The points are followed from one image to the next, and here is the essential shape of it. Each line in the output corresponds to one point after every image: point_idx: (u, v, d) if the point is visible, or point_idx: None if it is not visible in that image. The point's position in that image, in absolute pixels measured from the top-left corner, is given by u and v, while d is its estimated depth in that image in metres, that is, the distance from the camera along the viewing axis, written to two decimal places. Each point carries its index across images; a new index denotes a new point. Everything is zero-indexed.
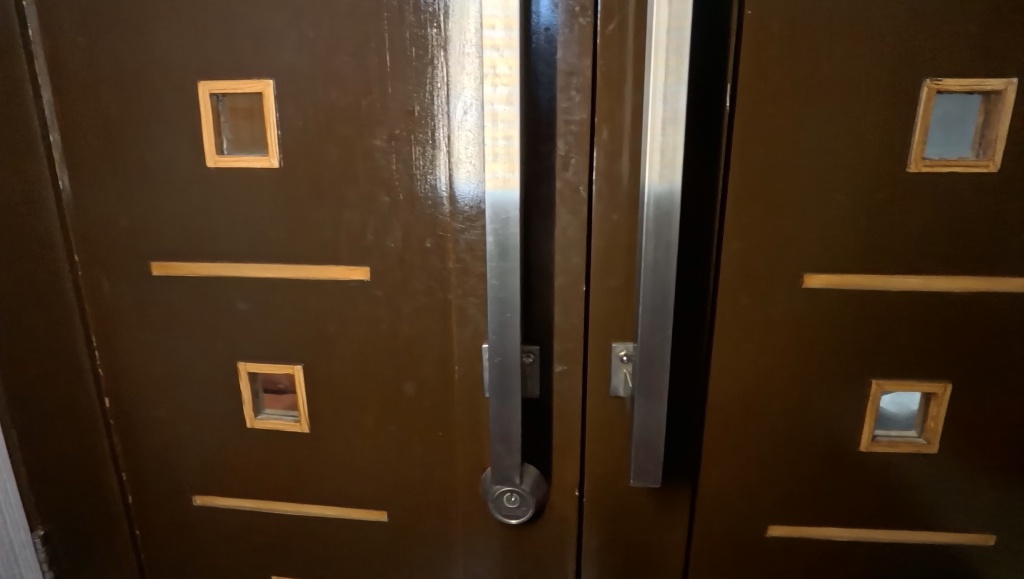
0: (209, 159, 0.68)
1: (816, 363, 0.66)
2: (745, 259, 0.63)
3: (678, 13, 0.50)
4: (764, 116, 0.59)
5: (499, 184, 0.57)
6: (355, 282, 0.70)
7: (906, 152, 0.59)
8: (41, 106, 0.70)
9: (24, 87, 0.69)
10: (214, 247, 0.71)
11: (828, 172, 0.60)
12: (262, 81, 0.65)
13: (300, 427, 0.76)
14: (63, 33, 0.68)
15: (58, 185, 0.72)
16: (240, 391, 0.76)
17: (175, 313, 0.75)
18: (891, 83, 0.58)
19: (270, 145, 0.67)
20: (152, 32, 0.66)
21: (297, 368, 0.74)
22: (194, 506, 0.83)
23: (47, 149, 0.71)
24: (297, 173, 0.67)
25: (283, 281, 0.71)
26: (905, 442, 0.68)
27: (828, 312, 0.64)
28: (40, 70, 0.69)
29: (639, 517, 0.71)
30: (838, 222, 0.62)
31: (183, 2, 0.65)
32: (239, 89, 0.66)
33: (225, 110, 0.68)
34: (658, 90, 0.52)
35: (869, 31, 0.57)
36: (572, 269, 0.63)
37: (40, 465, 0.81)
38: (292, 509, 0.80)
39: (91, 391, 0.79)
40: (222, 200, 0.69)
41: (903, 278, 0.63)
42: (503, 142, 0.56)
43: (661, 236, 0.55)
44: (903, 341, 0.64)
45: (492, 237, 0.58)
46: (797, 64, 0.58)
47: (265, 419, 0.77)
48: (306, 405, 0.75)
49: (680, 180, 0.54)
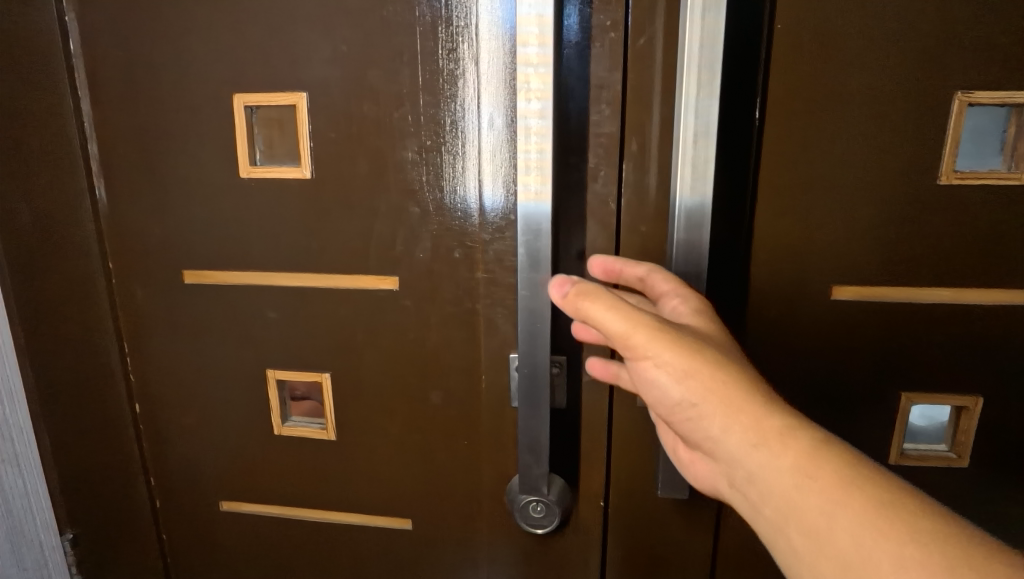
0: (243, 170, 0.70)
1: (845, 376, 0.65)
2: (773, 271, 0.63)
3: (710, 29, 0.51)
4: (794, 129, 0.60)
5: (530, 196, 0.57)
6: (384, 291, 0.70)
7: (937, 165, 0.59)
8: (80, 117, 0.72)
9: (64, 99, 0.71)
10: (246, 256, 0.72)
11: (858, 185, 0.60)
12: (295, 94, 0.66)
13: (326, 434, 0.77)
14: (104, 47, 0.70)
15: (95, 194, 0.74)
16: (268, 398, 0.77)
17: (206, 321, 0.76)
18: (922, 96, 0.58)
19: (302, 156, 0.68)
20: (190, 46, 0.68)
21: (325, 376, 0.75)
22: (220, 512, 0.84)
23: (85, 159, 0.73)
24: (329, 184, 0.68)
25: (313, 290, 0.72)
26: (935, 456, 0.67)
27: (857, 325, 0.64)
28: (80, 83, 0.71)
29: (665, 529, 0.71)
30: (868, 235, 0.62)
31: (220, 16, 0.66)
32: (274, 101, 0.67)
33: (259, 122, 0.69)
34: (690, 105, 0.52)
35: (900, 44, 0.57)
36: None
37: (72, 469, 0.83)
38: (317, 516, 0.81)
39: (122, 396, 0.80)
40: (255, 209, 0.71)
41: (933, 291, 0.63)
42: (535, 155, 0.56)
43: (691, 248, 0.56)
44: (933, 355, 0.64)
45: (523, 249, 0.59)
46: (827, 77, 0.58)
47: (292, 426, 0.78)
48: (333, 413, 0.76)
49: (711, 194, 0.55)
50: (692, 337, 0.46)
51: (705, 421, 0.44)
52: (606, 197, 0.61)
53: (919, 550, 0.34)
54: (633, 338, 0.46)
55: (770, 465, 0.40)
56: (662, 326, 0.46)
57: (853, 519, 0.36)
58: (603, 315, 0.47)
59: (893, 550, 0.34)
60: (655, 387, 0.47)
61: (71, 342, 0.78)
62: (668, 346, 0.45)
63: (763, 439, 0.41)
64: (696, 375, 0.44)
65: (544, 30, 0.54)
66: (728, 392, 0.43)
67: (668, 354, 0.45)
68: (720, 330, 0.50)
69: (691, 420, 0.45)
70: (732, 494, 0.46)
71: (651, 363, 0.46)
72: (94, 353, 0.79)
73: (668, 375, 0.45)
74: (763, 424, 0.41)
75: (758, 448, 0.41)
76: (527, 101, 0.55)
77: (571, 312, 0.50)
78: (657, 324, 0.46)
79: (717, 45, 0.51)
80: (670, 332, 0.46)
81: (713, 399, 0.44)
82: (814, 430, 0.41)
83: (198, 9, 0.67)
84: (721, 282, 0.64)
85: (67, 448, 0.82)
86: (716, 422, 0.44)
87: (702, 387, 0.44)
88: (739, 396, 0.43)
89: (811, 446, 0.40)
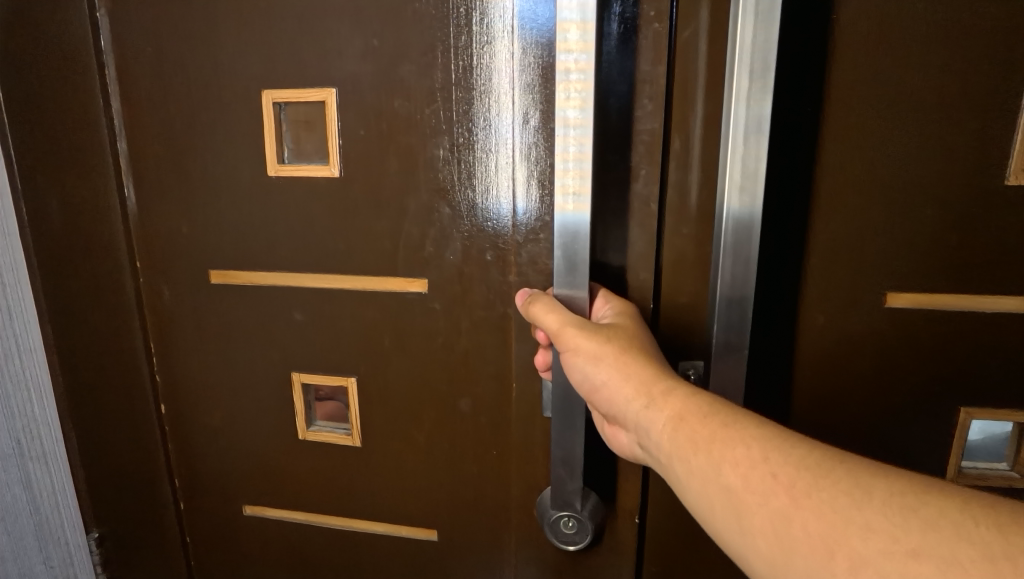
0: (271, 168, 0.68)
1: (900, 388, 0.62)
2: (822, 276, 0.60)
3: (765, 16, 0.47)
4: (849, 127, 0.56)
5: (568, 206, 0.55)
6: (413, 294, 0.69)
7: (1006, 162, 0.55)
8: (111, 115, 0.71)
9: (94, 97, 0.70)
10: (273, 256, 0.71)
11: (918, 185, 0.57)
12: (325, 90, 0.65)
13: (351, 440, 0.75)
14: (135, 44, 0.69)
15: (124, 193, 0.73)
16: (293, 403, 0.76)
17: (232, 322, 0.75)
18: (991, 90, 0.54)
19: (331, 154, 0.66)
20: (220, 42, 0.66)
21: (351, 381, 0.73)
22: (244, 516, 0.83)
23: (115, 158, 0.72)
24: (358, 183, 0.66)
25: (341, 292, 0.70)
26: (996, 476, 0.63)
27: (913, 335, 0.60)
28: (111, 80, 0.71)
29: (702, 547, 0.67)
30: (928, 239, 0.58)
31: (250, 12, 0.65)
32: (303, 98, 0.65)
33: (287, 119, 0.68)
34: (741, 104, 0.49)
35: (968, 36, 0.53)
36: (640, 285, 0.61)
37: (98, 469, 0.83)
38: (341, 523, 0.79)
39: (148, 398, 0.79)
40: (282, 209, 0.69)
41: (997, 299, 0.58)
42: (574, 162, 0.54)
43: (739, 251, 0.53)
44: (997, 368, 0.60)
45: (560, 252, 0.56)
46: (887, 71, 0.55)
47: (317, 430, 0.76)
48: (359, 419, 0.74)
49: (762, 202, 0.51)
50: (605, 327, 0.53)
51: (619, 397, 0.49)
52: (648, 196, 0.58)
53: (756, 460, 0.39)
54: (559, 332, 0.53)
55: (659, 418, 0.46)
56: (583, 321, 0.53)
57: (712, 446, 0.42)
58: (541, 315, 0.54)
59: (746, 466, 0.40)
60: (575, 373, 0.53)
61: (100, 342, 0.78)
62: (584, 334, 0.52)
63: (653, 398, 0.47)
64: (614, 357, 0.50)
65: (585, 28, 0.51)
66: (627, 364, 0.49)
67: (587, 343, 0.51)
68: (643, 327, 0.55)
69: (604, 397, 0.51)
70: (644, 460, 0.50)
71: (570, 349, 0.52)
72: (122, 353, 0.78)
73: (583, 360, 0.51)
74: (667, 392, 0.46)
75: (645, 403, 0.47)
76: (565, 109, 0.53)
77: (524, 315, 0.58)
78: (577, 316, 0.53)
79: (772, 42, 0.47)
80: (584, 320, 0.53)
81: (627, 377, 0.49)
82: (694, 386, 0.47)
83: (230, 4, 0.65)
84: (767, 286, 0.61)
85: (95, 447, 0.82)
86: (622, 393, 0.49)
87: (618, 365, 0.50)
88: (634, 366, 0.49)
89: (686, 395, 0.46)
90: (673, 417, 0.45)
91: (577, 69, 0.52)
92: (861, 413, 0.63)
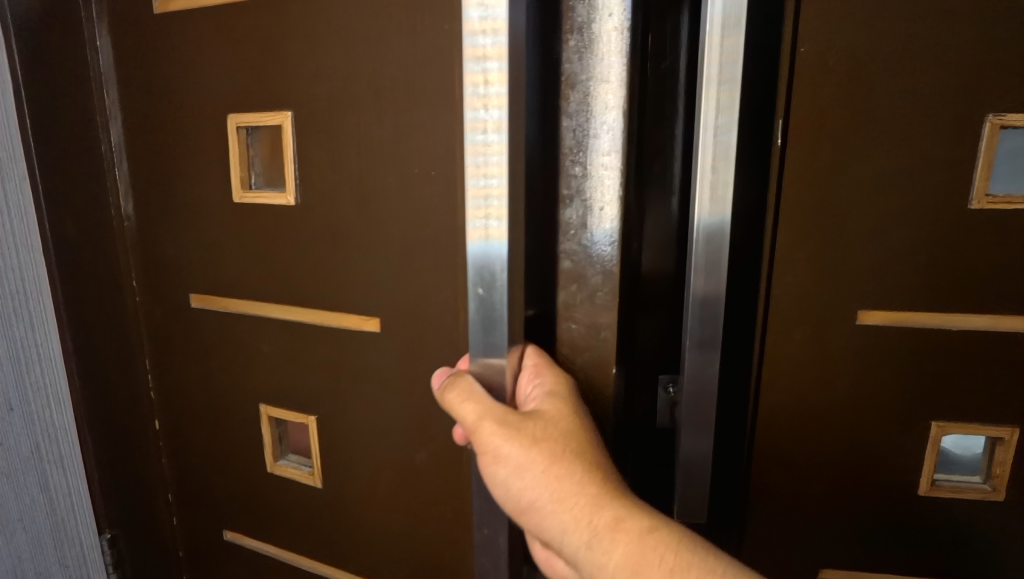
0: (237, 194, 0.74)
1: (875, 403, 0.63)
2: (797, 296, 0.62)
3: (731, 48, 0.49)
4: (819, 153, 0.59)
5: (478, 235, 0.53)
6: (369, 332, 0.71)
7: (969, 189, 0.57)
8: (111, 141, 0.80)
9: (96, 119, 0.78)
10: (269, 272, 0.75)
11: (887, 207, 0.59)
12: (281, 113, 0.69)
13: (312, 479, 0.80)
14: (140, 77, 0.77)
15: (122, 210, 0.82)
16: (263, 436, 0.82)
17: (235, 333, 0.80)
18: (955, 117, 0.56)
19: (288, 182, 0.71)
20: (220, 74, 0.72)
21: (311, 418, 0.78)
22: (227, 540, 0.91)
23: (114, 181, 0.81)
24: (338, 205, 0.69)
25: (304, 321, 0.75)
26: (970, 488, 0.64)
27: (885, 351, 0.62)
28: (111, 109, 0.79)
29: None
30: (898, 259, 0.60)
31: (245, 45, 0.70)
32: (264, 121, 0.70)
33: (254, 144, 0.73)
34: (709, 123, 0.50)
35: (928, 69, 0.56)
36: (599, 344, 0.61)
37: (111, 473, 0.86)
38: (308, 563, 0.85)
39: (148, 402, 0.89)
40: (274, 228, 0.73)
41: (966, 317, 0.60)
42: (482, 178, 0.51)
43: (710, 267, 0.54)
44: (968, 384, 0.62)
45: (477, 294, 0.55)
46: (856, 101, 0.58)
47: (284, 465, 0.82)
48: (318, 458, 0.79)
49: (731, 212, 0.52)
50: (537, 428, 0.51)
51: (559, 523, 0.49)
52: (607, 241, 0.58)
53: None
54: (486, 436, 0.50)
55: (614, 566, 0.47)
56: (515, 423, 0.50)
57: None
58: (465, 411, 0.51)
59: None
60: (504, 483, 0.51)
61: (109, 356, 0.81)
62: (515, 443, 0.49)
63: (604, 537, 0.47)
64: (553, 476, 0.49)
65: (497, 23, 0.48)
66: (567, 488, 0.49)
67: (522, 458, 0.49)
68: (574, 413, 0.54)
69: (538, 513, 0.50)
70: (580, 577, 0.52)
71: (498, 461, 0.50)
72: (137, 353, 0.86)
73: (515, 474, 0.49)
74: (620, 533, 0.47)
75: (596, 544, 0.47)
76: (475, 109, 0.50)
77: (444, 400, 0.54)
78: (504, 416, 0.51)
79: (738, 61, 0.49)
80: (513, 423, 0.50)
81: (568, 501, 0.48)
82: (646, 519, 0.48)
83: (234, 37, 0.70)
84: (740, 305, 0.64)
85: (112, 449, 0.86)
86: (564, 520, 0.49)
87: (558, 487, 0.49)
88: (576, 491, 0.48)
89: (641, 540, 0.46)
90: (629, 569, 0.46)
91: (493, 60, 0.49)
92: (836, 428, 0.65)
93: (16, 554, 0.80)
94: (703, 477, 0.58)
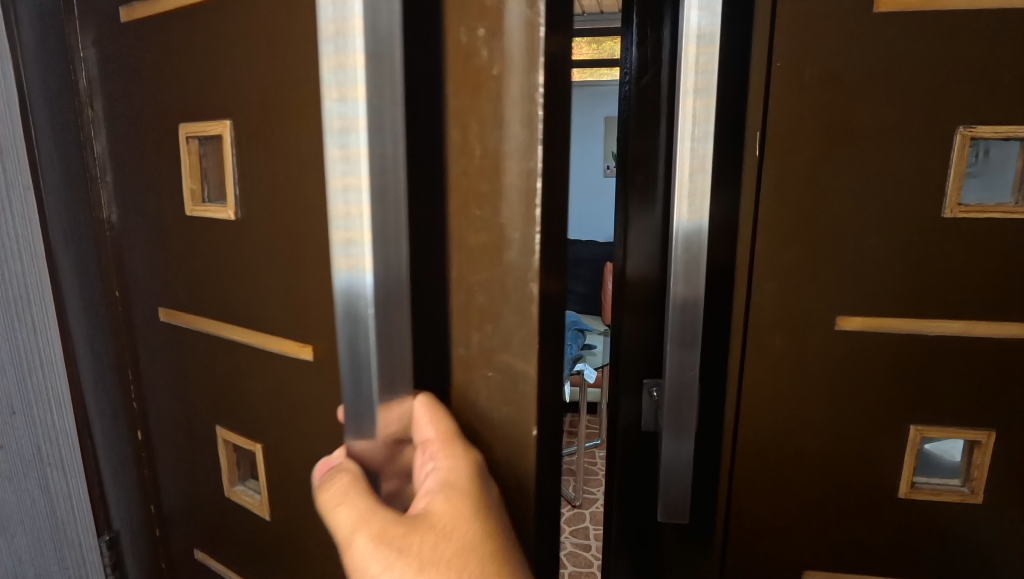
0: (189, 206, 0.74)
1: (854, 407, 0.65)
2: (775, 303, 0.64)
3: (706, 58, 0.51)
4: (796, 164, 0.61)
5: (341, 262, 0.38)
6: (304, 359, 0.68)
7: (941, 198, 0.60)
8: (96, 153, 0.82)
9: (84, 130, 0.81)
10: (238, 285, 0.73)
11: (862, 217, 0.61)
12: (222, 123, 0.69)
13: (260, 509, 0.79)
14: (125, 89, 0.78)
15: (109, 219, 0.84)
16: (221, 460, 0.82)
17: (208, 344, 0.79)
18: (926, 129, 0.58)
19: (228, 197, 0.71)
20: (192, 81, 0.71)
21: (256, 446, 0.77)
22: (195, 559, 0.91)
23: (100, 190, 0.82)
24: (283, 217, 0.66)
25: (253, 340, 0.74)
26: (948, 491, 0.65)
27: (863, 355, 0.64)
28: (96, 120, 0.81)
29: (662, 550, 0.72)
30: (874, 267, 0.62)
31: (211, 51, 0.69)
32: (205, 131, 0.70)
33: (205, 155, 0.73)
34: (687, 130, 0.53)
35: (900, 83, 0.58)
36: (518, 399, 0.43)
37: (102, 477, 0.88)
38: None
39: (129, 410, 0.90)
40: (239, 238, 0.71)
41: (941, 322, 0.62)
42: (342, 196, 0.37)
43: (690, 273, 0.56)
44: (943, 388, 0.63)
45: (345, 342, 0.40)
46: (830, 114, 0.60)
47: (238, 490, 0.82)
48: (265, 488, 0.78)
49: (708, 218, 0.54)
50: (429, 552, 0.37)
51: None
52: (528, 258, 0.41)
53: None
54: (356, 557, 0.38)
55: None
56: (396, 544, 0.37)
57: None
58: (340, 516, 0.39)
59: None
60: None
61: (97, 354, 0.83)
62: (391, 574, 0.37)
63: None
64: None
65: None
66: None
67: None
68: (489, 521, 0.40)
69: None
70: None
71: None
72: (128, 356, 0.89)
73: None
74: None
75: None
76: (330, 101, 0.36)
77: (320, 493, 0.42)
78: (382, 529, 0.38)
79: (712, 70, 0.51)
80: (393, 541, 0.37)
81: None
82: None
83: (201, 41, 0.69)
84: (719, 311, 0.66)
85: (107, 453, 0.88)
86: None
87: None
88: None
89: None
90: None
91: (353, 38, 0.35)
92: (816, 431, 0.66)
93: (17, 556, 0.82)
94: (685, 478, 0.60)
